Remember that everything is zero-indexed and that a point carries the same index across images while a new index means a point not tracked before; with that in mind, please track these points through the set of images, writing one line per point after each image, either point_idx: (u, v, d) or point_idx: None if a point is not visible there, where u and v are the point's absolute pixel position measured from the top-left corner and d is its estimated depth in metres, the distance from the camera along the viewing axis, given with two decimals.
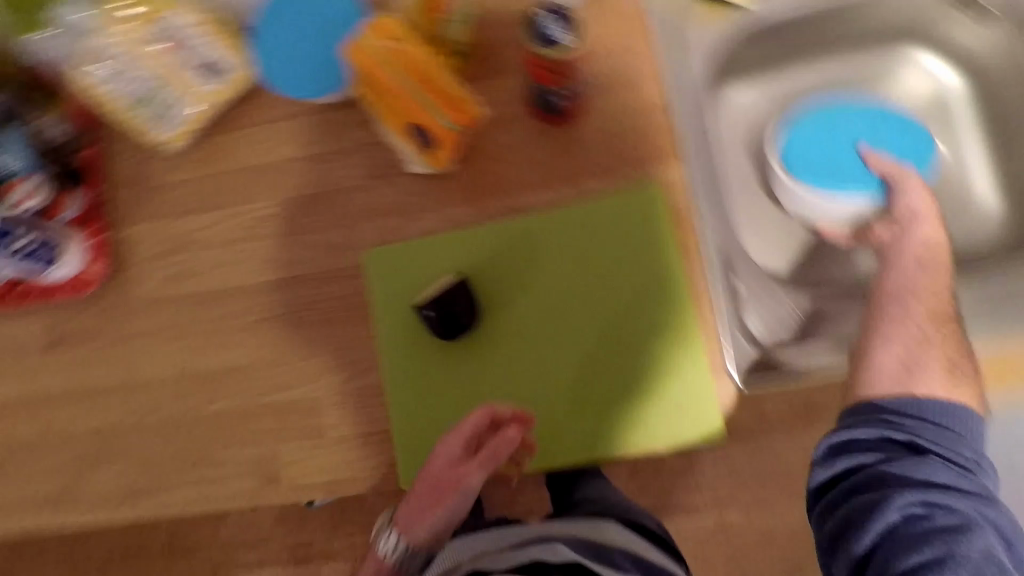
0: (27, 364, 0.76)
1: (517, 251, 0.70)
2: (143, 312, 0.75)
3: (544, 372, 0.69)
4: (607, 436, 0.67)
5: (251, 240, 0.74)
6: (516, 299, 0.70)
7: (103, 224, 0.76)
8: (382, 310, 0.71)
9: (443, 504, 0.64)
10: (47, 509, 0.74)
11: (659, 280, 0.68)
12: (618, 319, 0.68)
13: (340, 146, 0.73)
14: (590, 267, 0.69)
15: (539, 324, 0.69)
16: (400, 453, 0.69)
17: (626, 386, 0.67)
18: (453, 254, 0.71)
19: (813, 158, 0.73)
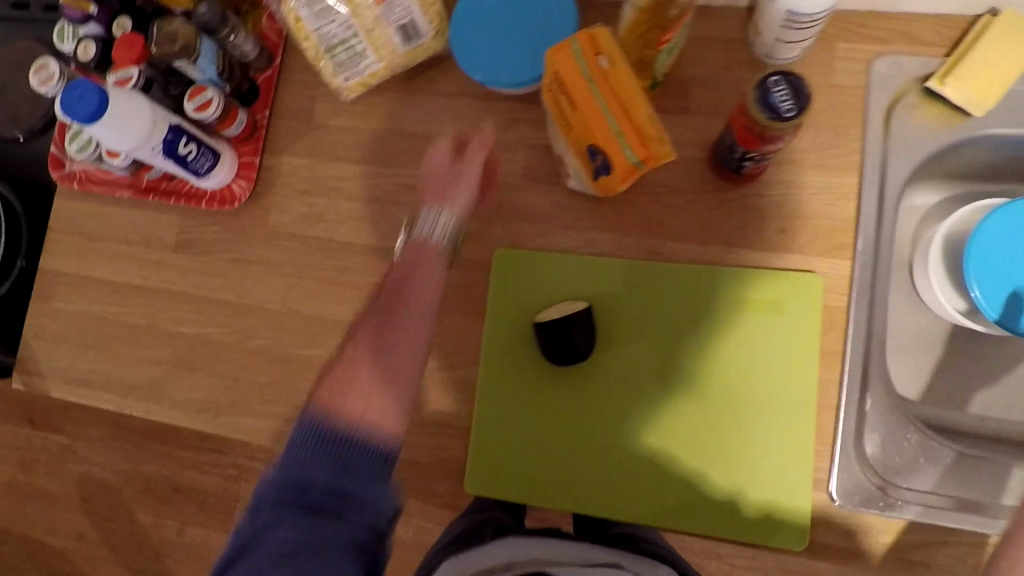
0: (143, 251, 0.77)
1: (650, 294, 0.67)
2: (263, 237, 0.74)
3: (638, 427, 0.66)
4: (683, 511, 0.64)
5: (386, 201, 0.72)
6: (634, 344, 0.67)
7: (258, 146, 0.75)
8: (496, 311, 0.69)
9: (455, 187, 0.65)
10: (130, 397, 0.75)
11: (792, 373, 0.63)
12: (736, 394, 0.64)
13: (503, 138, 0.71)
14: (721, 336, 0.65)
15: (649, 377, 0.66)
16: (473, 456, 0.68)
17: (722, 465, 0.64)
18: (584, 278, 0.68)
19: (991, 247, 0.67)
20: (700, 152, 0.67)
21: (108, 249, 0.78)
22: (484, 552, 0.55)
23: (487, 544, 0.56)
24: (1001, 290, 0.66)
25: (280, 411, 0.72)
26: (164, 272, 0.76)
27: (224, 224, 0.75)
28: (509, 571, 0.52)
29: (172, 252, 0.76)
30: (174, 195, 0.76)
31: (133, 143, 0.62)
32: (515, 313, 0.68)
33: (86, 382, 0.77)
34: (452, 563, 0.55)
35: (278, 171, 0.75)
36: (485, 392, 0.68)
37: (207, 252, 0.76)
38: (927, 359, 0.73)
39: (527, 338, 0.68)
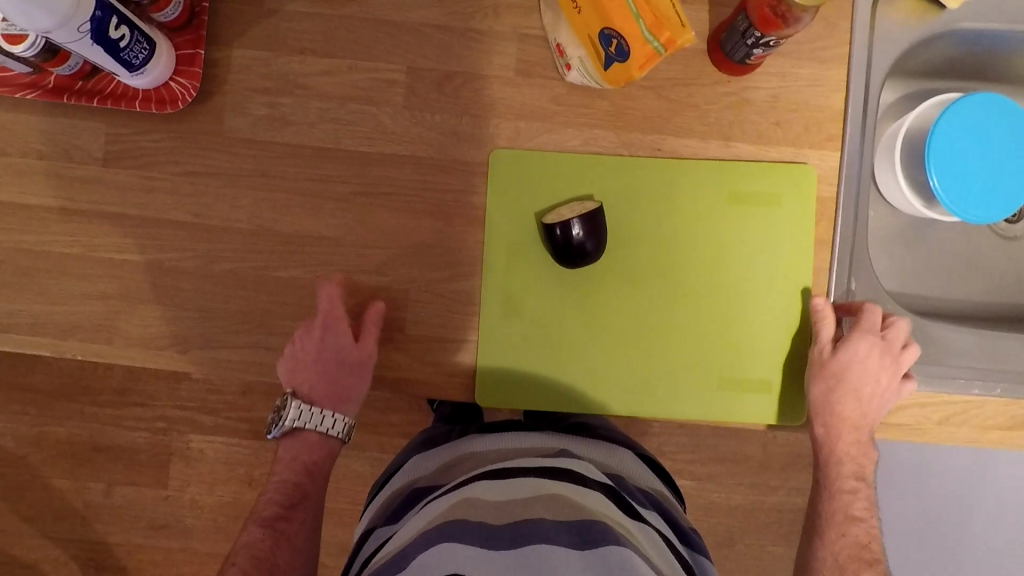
0: (62, 165, 0.65)
1: (654, 191, 0.65)
2: (218, 146, 0.65)
3: (642, 330, 0.66)
4: (688, 402, 0.66)
5: (363, 100, 0.65)
6: (639, 248, 0.66)
7: (199, 36, 0.64)
8: (494, 219, 0.65)
9: (360, 381, 0.64)
10: (70, 338, 0.65)
11: (788, 269, 0.66)
12: (738, 286, 0.66)
13: (492, 27, 0.65)
14: (722, 235, 0.66)
15: (654, 274, 0.66)
16: (481, 368, 0.65)
17: (725, 354, 0.66)
18: (587, 177, 0.65)
19: (953, 138, 0.68)
20: (700, 42, 0.65)
21: (13, 163, 0.65)
22: (447, 452, 0.62)
23: (451, 445, 0.63)
24: (956, 177, 0.68)
25: (259, 339, 0.65)
26: (94, 190, 0.65)
27: (167, 129, 0.64)
28: (464, 462, 0.59)
29: (102, 166, 0.65)
30: (95, 96, 0.64)
31: (52, 26, 0.50)
32: (515, 222, 0.65)
33: (7, 325, 0.65)
34: (426, 460, 0.63)
35: (228, 66, 0.64)
36: (493, 305, 0.65)
37: (147, 164, 0.65)
38: (887, 250, 0.79)
39: (530, 246, 0.65)
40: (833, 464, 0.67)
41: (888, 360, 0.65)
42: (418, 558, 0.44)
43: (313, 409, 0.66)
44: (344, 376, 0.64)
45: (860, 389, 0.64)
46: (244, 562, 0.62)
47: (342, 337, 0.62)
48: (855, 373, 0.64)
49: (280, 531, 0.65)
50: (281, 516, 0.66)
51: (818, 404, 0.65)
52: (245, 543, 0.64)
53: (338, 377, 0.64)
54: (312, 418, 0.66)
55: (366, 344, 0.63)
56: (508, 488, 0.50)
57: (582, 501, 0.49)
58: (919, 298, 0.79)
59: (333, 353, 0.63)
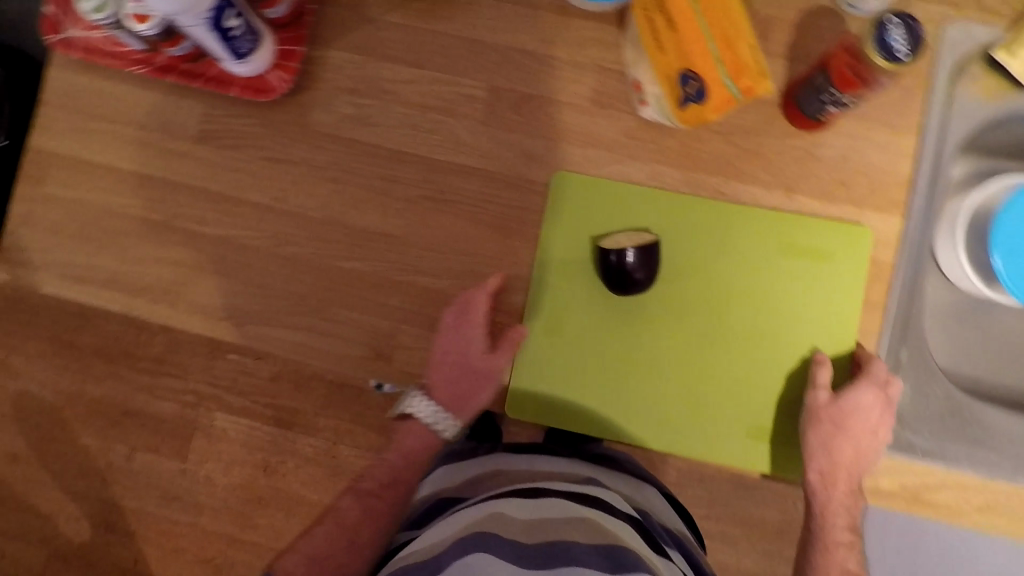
0: (158, 137, 0.70)
1: (710, 232, 0.66)
2: (301, 137, 0.68)
3: (678, 367, 0.66)
4: (710, 443, 0.66)
5: (443, 111, 0.68)
6: (687, 286, 0.66)
7: (302, 35, 0.68)
8: (550, 236, 0.67)
9: (484, 391, 0.64)
10: (138, 298, 0.70)
11: (834, 327, 0.66)
12: (780, 336, 0.66)
13: (575, 57, 0.67)
14: (773, 284, 0.66)
15: (698, 313, 0.66)
16: (515, 378, 0.67)
17: (755, 401, 0.66)
18: (647, 209, 0.67)
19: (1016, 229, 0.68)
20: (775, 94, 0.66)
21: (115, 131, 0.70)
22: (477, 464, 0.63)
23: (481, 459, 0.63)
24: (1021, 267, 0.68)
25: (312, 323, 0.68)
26: (184, 164, 0.69)
27: (259, 117, 0.69)
28: (494, 475, 0.59)
29: (193, 142, 0.69)
30: (199, 76, 0.68)
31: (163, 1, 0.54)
32: (570, 243, 0.67)
33: (88, 277, 0.70)
34: (455, 469, 0.64)
35: (323, 65, 0.69)
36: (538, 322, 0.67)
37: (235, 146, 0.69)
38: (942, 323, 0.78)
39: (580, 269, 0.67)
40: (822, 515, 0.61)
41: (886, 410, 0.62)
42: (452, 562, 0.44)
43: (433, 404, 0.63)
44: (466, 380, 0.64)
45: (855, 436, 0.62)
46: (330, 527, 0.61)
47: (473, 344, 0.63)
48: (857, 418, 0.62)
49: (358, 505, 0.62)
50: (376, 494, 0.62)
51: (809, 445, 0.62)
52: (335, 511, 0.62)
53: (458, 380, 0.64)
54: (429, 413, 0.63)
55: (498, 357, 0.64)
56: (539, 507, 0.50)
57: (614, 530, 0.48)
58: (966, 375, 0.77)
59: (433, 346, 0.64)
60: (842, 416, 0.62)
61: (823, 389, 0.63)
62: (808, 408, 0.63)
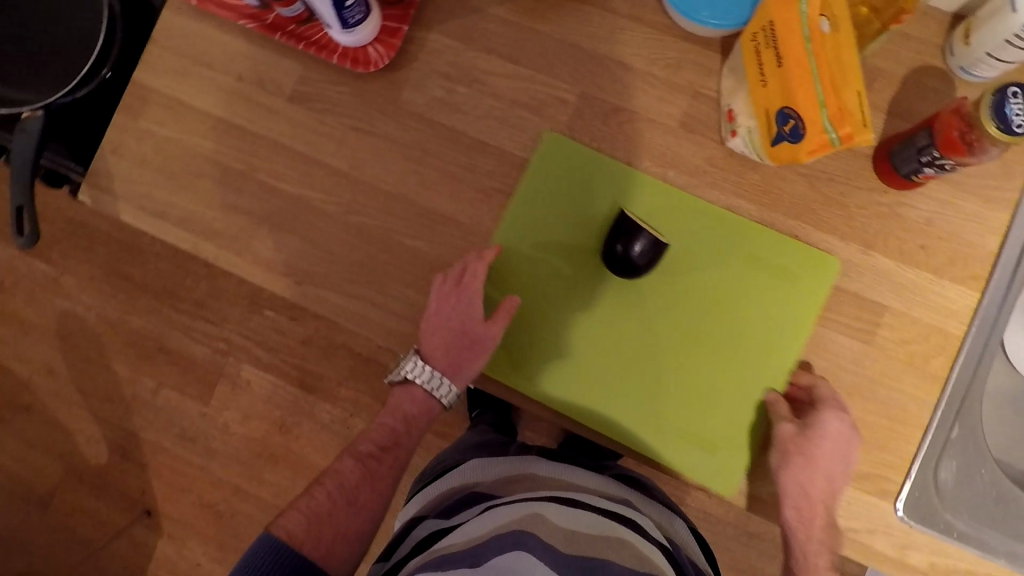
0: (254, 90, 0.72)
1: (712, 236, 0.66)
2: (391, 112, 0.70)
3: (658, 361, 0.65)
4: (665, 444, 0.65)
5: (529, 109, 0.69)
6: (683, 286, 0.65)
7: (407, 14, 0.69)
8: (520, 209, 0.67)
9: (475, 360, 0.64)
10: (208, 242, 0.71)
11: (802, 333, 0.65)
12: (756, 352, 0.65)
13: (669, 78, 0.67)
14: (743, 283, 0.65)
15: (686, 313, 0.65)
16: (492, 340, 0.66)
17: (716, 411, 0.65)
18: (653, 202, 0.66)
19: None
20: (869, 146, 0.65)
21: (214, 80, 0.72)
22: (507, 463, 0.64)
23: (513, 460, 0.65)
24: None
25: (367, 293, 0.68)
26: (273, 121, 0.71)
27: (352, 87, 0.70)
28: (527, 478, 0.61)
29: (286, 101, 0.71)
30: (303, 40, 0.71)
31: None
32: (543, 219, 0.67)
33: (160, 213, 0.72)
34: (488, 464, 0.65)
35: (423, 46, 0.70)
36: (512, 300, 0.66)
37: (325, 110, 0.71)
38: (1001, 408, 0.75)
39: (556, 249, 0.66)
40: (802, 555, 0.62)
41: (851, 434, 0.61)
42: (493, 557, 0.45)
43: (429, 368, 0.66)
44: (459, 348, 0.64)
45: (824, 470, 0.61)
46: (331, 484, 0.67)
47: (471, 311, 0.63)
48: (823, 448, 0.61)
49: (358, 467, 0.68)
50: (375, 456, 0.69)
51: (779, 482, 0.62)
52: (335, 473, 0.68)
53: (451, 349, 0.64)
54: (425, 375, 0.66)
55: (493, 326, 0.64)
56: (575, 518, 0.51)
57: (646, 557, 0.50)
58: (1018, 467, 0.74)
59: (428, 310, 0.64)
60: (810, 451, 0.61)
61: (784, 417, 0.62)
62: (776, 439, 0.62)
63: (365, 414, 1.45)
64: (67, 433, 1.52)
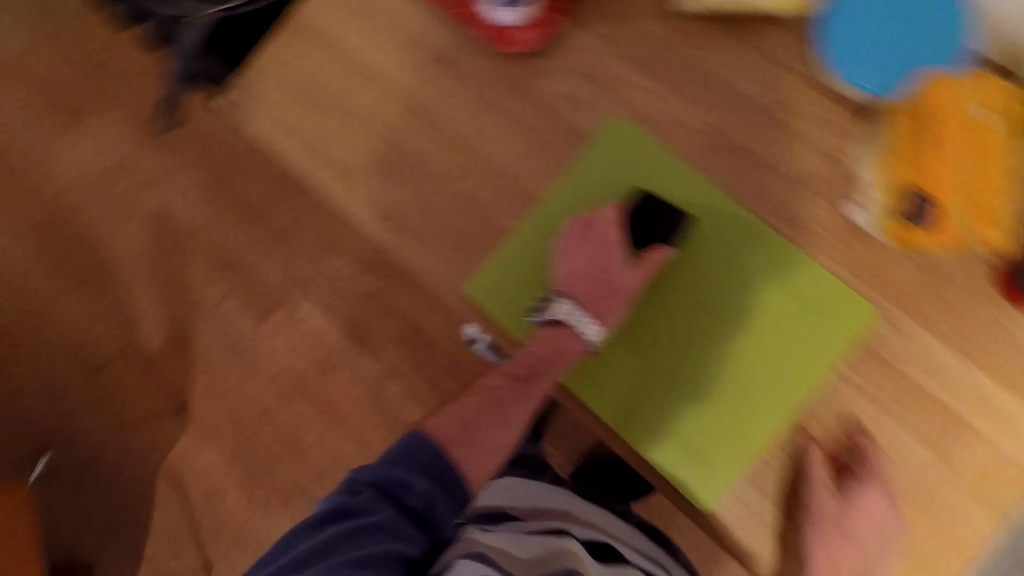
0: (401, 42, 0.75)
1: (753, 248, 0.66)
2: (522, 95, 0.71)
3: (668, 351, 0.67)
4: (658, 435, 0.66)
5: (658, 130, 0.69)
6: (709, 286, 0.66)
7: (564, 7, 0.70)
8: (576, 179, 0.70)
9: (617, 307, 0.65)
10: (325, 169, 0.75)
11: (816, 358, 0.65)
12: (765, 368, 0.65)
13: (805, 133, 0.66)
14: (769, 298, 0.66)
15: (705, 312, 0.66)
16: (514, 295, 0.70)
17: (713, 415, 0.66)
18: (700, 201, 0.67)
19: None
20: (994, 256, 0.62)
21: (367, 21, 0.75)
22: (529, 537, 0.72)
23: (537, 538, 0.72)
24: None
25: (456, 261, 0.72)
26: (412, 75, 0.74)
27: (494, 63, 0.72)
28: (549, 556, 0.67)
29: (427, 59, 0.74)
30: (457, 7, 0.73)
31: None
32: (589, 195, 0.69)
33: (289, 132, 0.76)
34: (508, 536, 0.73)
35: (571, 41, 0.71)
36: None
37: (461, 77, 0.73)
38: None
39: None
40: None
41: (891, 516, 0.63)
42: None
43: (579, 309, 0.65)
44: (605, 293, 0.65)
45: (859, 548, 0.64)
46: (483, 398, 0.72)
47: (615, 256, 0.64)
48: (859, 525, 0.63)
49: (506, 382, 0.71)
50: (524, 379, 0.69)
51: (811, 555, 0.64)
52: (489, 387, 0.72)
53: (597, 294, 0.66)
54: (574, 316, 0.65)
55: (635, 273, 0.64)
56: None
57: None
58: None
59: (585, 254, 0.65)
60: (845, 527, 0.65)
61: (827, 491, 0.64)
62: (813, 515, 0.64)
63: (400, 381, 1.53)
64: (140, 314, 1.70)
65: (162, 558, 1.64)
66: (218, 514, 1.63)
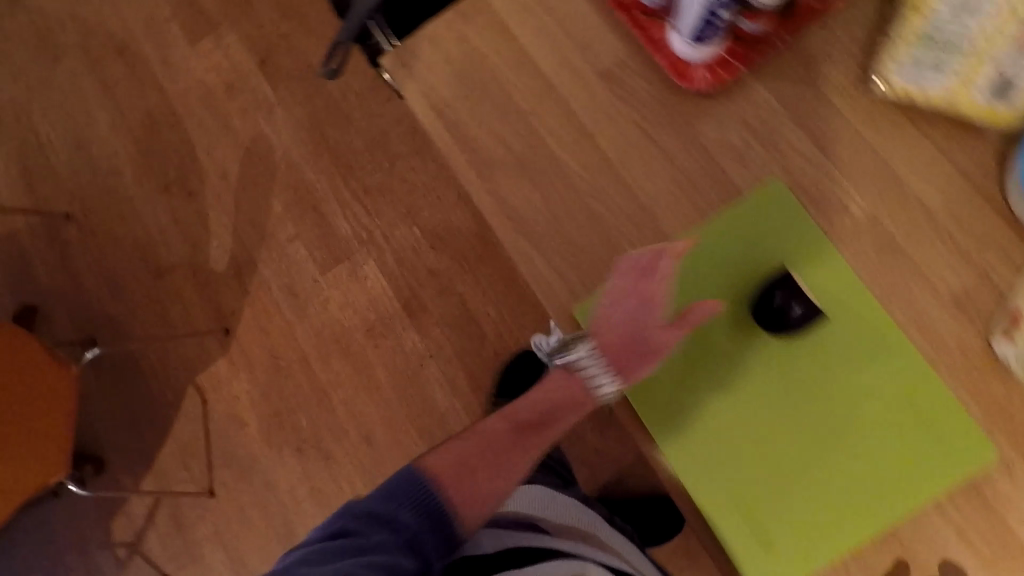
0: (574, 49, 0.74)
1: (878, 347, 0.64)
2: (684, 132, 0.69)
3: (760, 425, 0.65)
4: (727, 506, 0.65)
5: (811, 202, 0.66)
6: (820, 373, 0.65)
7: (748, 56, 0.69)
8: (714, 229, 0.68)
9: (643, 364, 0.66)
10: (462, 150, 0.74)
11: (913, 476, 0.62)
12: (855, 470, 0.64)
13: (967, 249, 0.64)
14: (880, 401, 0.64)
15: (809, 398, 0.65)
16: (620, 328, 0.68)
17: (790, 501, 0.64)
18: (836, 287, 0.65)
19: None
20: None
21: (544, 22, 0.75)
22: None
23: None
24: None
25: (570, 276, 0.69)
26: (575, 84, 0.73)
27: (663, 95, 0.71)
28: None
29: (595, 73, 0.73)
30: (640, 29, 0.72)
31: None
32: (724, 250, 0.67)
33: (437, 106, 0.75)
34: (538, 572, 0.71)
35: (747, 93, 0.69)
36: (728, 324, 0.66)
37: (625, 99, 0.71)
38: None
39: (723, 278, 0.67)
40: None
41: None
42: None
43: (601, 356, 0.68)
44: (635, 350, 0.66)
45: None
46: (489, 435, 0.72)
47: (648, 313, 0.67)
48: None
49: (509, 430, 0.72)
50: (533, 428, 0.72)
51: None
52: (489, 430, 0.72)
53: (625, 351, 0.66)
54: (594, 361, 0.68)
55: (669, 332, 0.66)
56: None
57: None
58: None
59: (627, 305, 0.67)
60: None
61: None
62: None
63: (447, 366, 1.61)
64: (213, 234, 1.78)
65: (170, 471, 1.67)
66: (235, 443, 1.65)
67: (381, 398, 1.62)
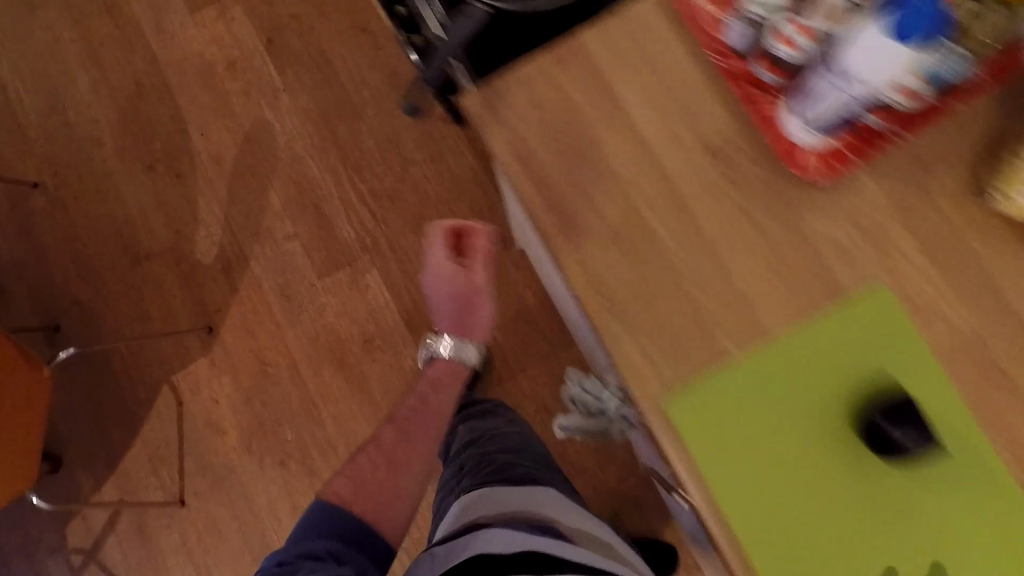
0: (678, 116, 0.69)
1: (971, 468, 0.62)
2: (789, 221, 0.67)
3: (847, 539, 0.62)
4: None
5: (916, 311, 0.64)
6: (914, 491, 0.62)
7: (865, 150, 0.65)
8: (817, 331, 0.65)
9: (478, 312, 1.01)
10: (550, 212, 0.69)
11: None
12: None
13: None
14: (969, 525, 0.62)
15: (900, 515, 0.62)
16: (711, 425, 0.64)
17: None
18: (936, 404, 0.63)
19: None
20: None
21: (648, 82, 0.70)
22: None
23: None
24: None
25: (659, 362, 0.65)
26: (677, 154, 0.68)
27: (770, 178, 0.67)
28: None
29: (700, 144, 0.69)
30: (752, 103, 0.68)
31: (905, 71, 0.54)
32: (826, 353, 0.64)
33: (524, 159, 0.70)
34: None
35: (858, 187, 0.66)
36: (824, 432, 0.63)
37: (729, 178, 0.68)
38: None
39: (822, 383, 0.64)
40: None
41: None
42: None
43: (451, 338, 1.04)
44: (466, 311, 1.00)
45: None
46: (381, 451, 0.95)
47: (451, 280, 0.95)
48: None
49: (395, 432, 0.97)
50: (402, 421, 0.99)
51: None
52: (377, 447, 0.95)
53: (452, 312, 1.00)
54: (450, 342, 1.04)
55: (471, 267, 0.94)
56: None
57: None
58: None
59: (437, 282, 0.97)
60: None
61: None
62: None
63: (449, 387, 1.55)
64: (202, 222, 1.65)
65: (136, 475, 1.55)
66: (212, 451, 1.55)
67: (375, 414, 1.55)
